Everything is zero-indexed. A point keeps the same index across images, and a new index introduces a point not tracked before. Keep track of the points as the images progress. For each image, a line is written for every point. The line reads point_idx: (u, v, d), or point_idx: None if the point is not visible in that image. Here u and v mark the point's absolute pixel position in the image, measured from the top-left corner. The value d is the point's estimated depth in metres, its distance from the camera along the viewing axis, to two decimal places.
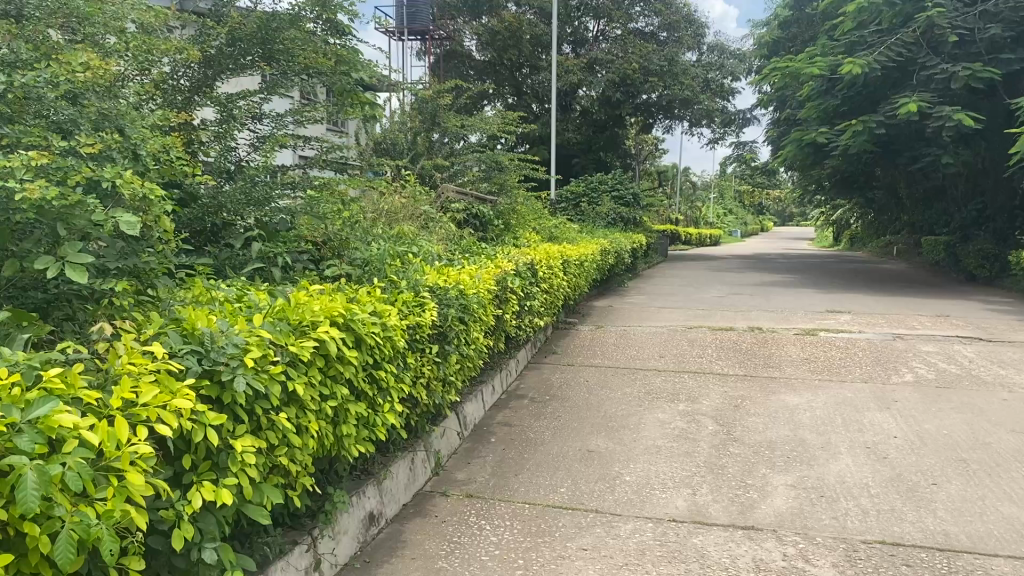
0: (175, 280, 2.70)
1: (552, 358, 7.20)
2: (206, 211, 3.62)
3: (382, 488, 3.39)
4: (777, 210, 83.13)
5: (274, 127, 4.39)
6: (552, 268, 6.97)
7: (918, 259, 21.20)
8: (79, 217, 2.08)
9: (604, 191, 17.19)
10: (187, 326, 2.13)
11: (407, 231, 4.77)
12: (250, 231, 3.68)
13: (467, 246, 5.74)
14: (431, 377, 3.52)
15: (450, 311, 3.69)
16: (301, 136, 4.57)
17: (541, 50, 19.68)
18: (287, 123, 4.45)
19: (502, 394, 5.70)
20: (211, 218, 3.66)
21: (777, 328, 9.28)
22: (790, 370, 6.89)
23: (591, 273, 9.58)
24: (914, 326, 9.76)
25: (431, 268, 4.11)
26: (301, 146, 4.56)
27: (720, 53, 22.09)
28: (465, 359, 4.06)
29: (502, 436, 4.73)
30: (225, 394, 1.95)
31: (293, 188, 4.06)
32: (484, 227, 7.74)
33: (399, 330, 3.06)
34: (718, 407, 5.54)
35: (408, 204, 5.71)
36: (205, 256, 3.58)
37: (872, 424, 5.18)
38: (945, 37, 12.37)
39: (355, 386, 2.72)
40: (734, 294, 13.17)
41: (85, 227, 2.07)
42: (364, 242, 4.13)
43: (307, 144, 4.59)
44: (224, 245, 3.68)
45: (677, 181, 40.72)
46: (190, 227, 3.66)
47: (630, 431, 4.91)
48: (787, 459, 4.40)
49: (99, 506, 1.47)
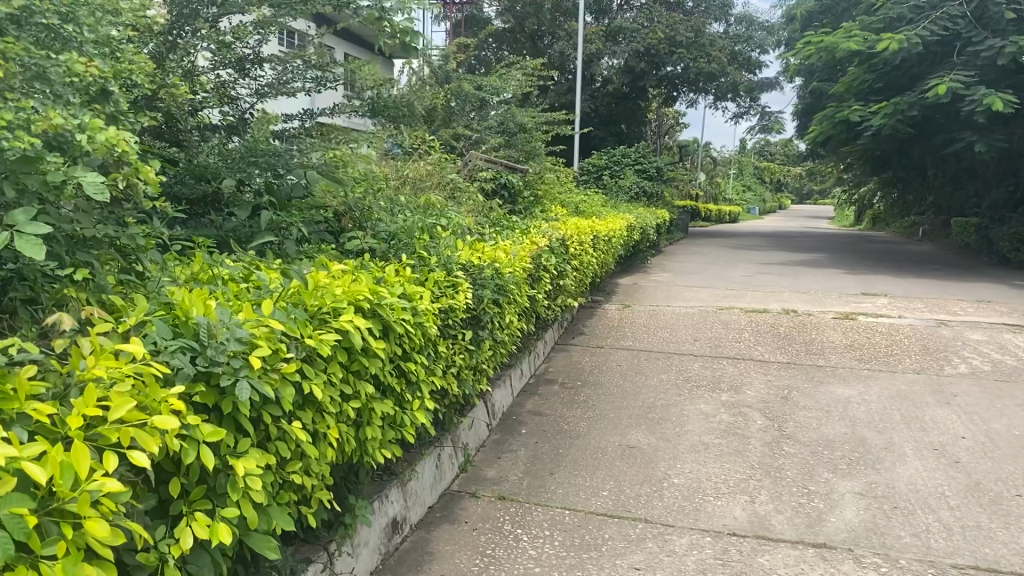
0: (170, 253, 2.29)
1: (580, 340, 6.78)
2: (197, 174, 3.20)
3: (407, 490, 3.00)
4: (796, 188, 82.20)
5: (277, 73, 3.90)
6: (582, 244, 6.54)
7: (946, 241, 20.65)
8: (32, 174, 1.67)
9: (626, 164, 16.72)
10: (180, 313, 1.70)
11: (436, 201, 4.33)
12: (260, 199, 3.24)
13: (497, 219, 5.32)
14: (462, 367, 3.11)
15: (485, 293, 3.28)
16: (316, 86, 4.09)
17: (563, 18, 19.09)
18: (295, 69, 3.95)
19: (530, 378, 5.31)
20: (208, 185, 3.23)
21: (813, 311, 8.83)
22: (835, 358, 6.45)
23: (618, 248, 9.13)
24: (956, 312, 9.30)
25: (462, 242, 3.69)
26: (313, 95, 4.10)
27: (749, 24, 21.37)
28: (498, 345, 3.65)
29: (534, 427, 4.33)
30: (224, 401, 1.56)
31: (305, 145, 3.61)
32: (513, 198, 7.29)
33: (431, 316, 2.65)
34: (765, 398, 5.12)
35: (436, 171, 5.25)
36: (206, 227, 3.18)
37: (935, 421, 4.76)
38: (1000, 13, 11.89)
39: (381, 380, 2.32)
40: (763, 274, 12.68)
41: (37, 188, 1.67)
42: (388, 211, 3.68)
43: (321, 93, 4.13)
44: (228, 214, 3.25)
45: (699, 156, 40.15)
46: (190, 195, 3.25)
47: (673, 424, 4.49)
48: (849, 462, 3.98)
49: (43, 572, 1.09)
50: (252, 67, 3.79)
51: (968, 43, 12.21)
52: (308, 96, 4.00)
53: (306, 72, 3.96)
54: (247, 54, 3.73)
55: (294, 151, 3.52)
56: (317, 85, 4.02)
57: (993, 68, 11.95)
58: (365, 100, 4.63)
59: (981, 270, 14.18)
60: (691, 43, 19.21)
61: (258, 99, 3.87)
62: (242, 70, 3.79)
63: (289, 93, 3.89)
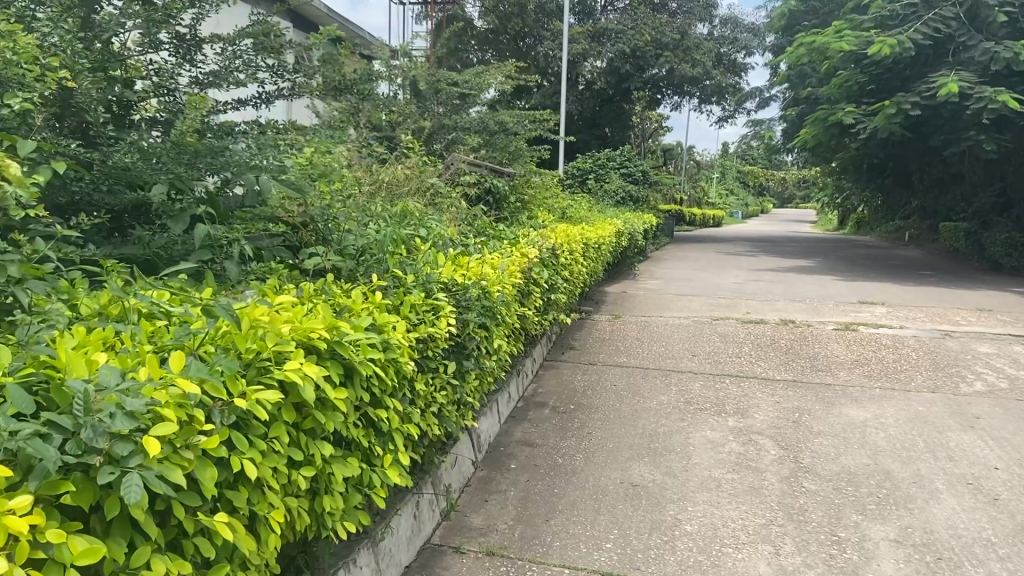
0: (72, 282, 1.81)
1: (570, 355, 6.32)
2: (112, 177, 2.51)
3: (379, 549, 2.53)
4: (778, 193, 82.23)
5: (222, 57, 3.34)
6: (573, 253, 6.11)
7: (932, 245, 20.43)
8: None
9: (611, 168, 16.33)
10: (52, 373, 1.23)
11: (414, 209, 3.87)
12: (197, 207, 2.58)
13: (481, 228, 4.85)
14: (444, 404, 2.66)
15: (471, 316, 2.84)
16: (269, 73, 3.55)
17: (546, 19, 18.59)
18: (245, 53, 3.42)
19: (518, 403, 4.85)
20: (133, 194, 2.55)
21: (811, 322, 8.41)
22: (842, 376, 6.03)
23: (607, 257, 8.66)
24: (958, 322, 8.92)
25: (443, 255, 3.24)
26: (265, 85, 3.58)
27: (733, 27, 20.98)
28: (485, 375, 3.18)
29: (524, 461, 3.86)
30: (109, 502, 1.11)
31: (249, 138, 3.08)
32: (498, 204, 6.89)
33: (406, 351, 2.19)
34: (775, 424, 4.69)
35: (413, 175, 4.81)
36: (132, 244, 2.53)
37: (961, 449, 4.35)
38: (990, 16, 11.66)
39: (344, 436, 1.86)
40: (754, 281, 12.28)
41: None
42: (362, 220, 3.21)
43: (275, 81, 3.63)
44: (161, 227, 2.59)
45: (682, 161, 39.86)
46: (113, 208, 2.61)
47: (678, 455, 4.05)
48: (877, 501, 3.56)
49: None
50: (192, 51, 3.21)
51: (962, 48, 11.90)
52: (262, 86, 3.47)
53: (256, 56, 3.41)
54: (191, 34, 3.16)
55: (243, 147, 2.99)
56: (271, 70, 3.48)
57: (990, 70, 11.65)
58: (323, 79, 4.14)
59: (975, 275, 13.86)
60: (676, 45, 18.86)
61: (198, 91, 3.23)
62: (181, 53, 3.19)
63: (238, 83, 3.31)
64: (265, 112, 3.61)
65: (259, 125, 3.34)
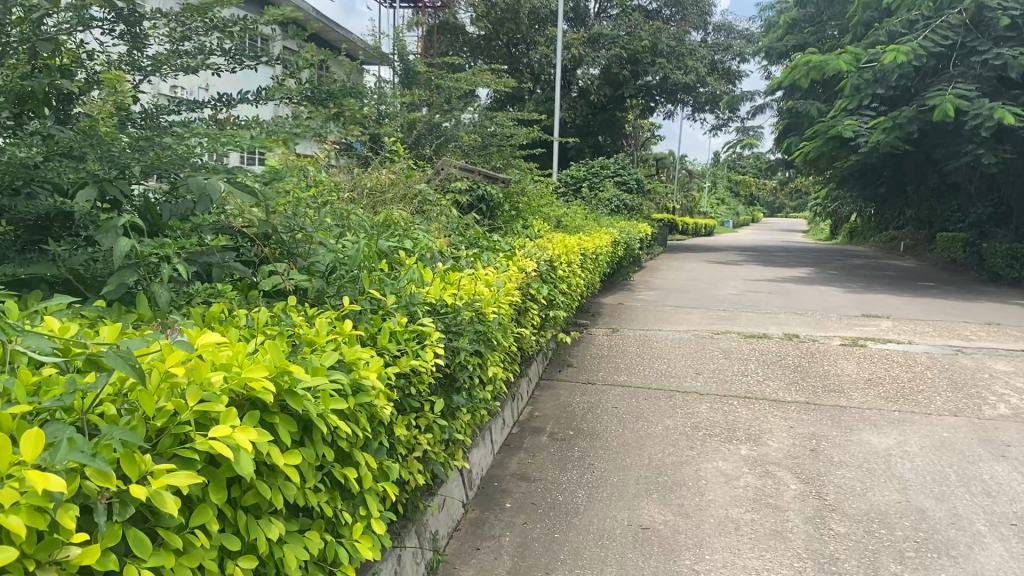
0: None
1: (568, 373, 5.93)
2: (20, 179, 2.11)
3: None
4: (769, 202, 82.24)
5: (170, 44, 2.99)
6: (571, 264, 5.73)
7: (928, 254, 20.15)
8: None
9: (606, 175, 15.93)
10: None
11: (398, 218, 3.48)
12: (124, 214, 2.19)
13: (473, 238, 4.44)
14: (429, 447, 2.27)
15: (461, 344, 2.44)
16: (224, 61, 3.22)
17: (540, 26, 18.21)
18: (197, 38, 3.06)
19: (514, 428, 4.48)
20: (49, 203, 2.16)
21: (817, 337, 8.02)
22: (857, 397, 5.63)
23: (603, 267, 8.29)
24: (968, 336, 8.56)
25: (431, 272, 2.84)
26: (221, 72, 3.25)
27: (728, 34, 20.63)
28: (477, 409, 2.77)
29: (519, 499, 3.47)
30: None
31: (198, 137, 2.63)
32: (491, 211, 6.52)
33: (382, 393, 1.80)
34: (792, 452, 4.31)
35: (400, 182, 4.43)
36: (45, 258, 2.15)
37: (998, 481, 3.97)
38: (995, 19, 11.09)
39: (298, 509, 1.46)
40: (753, 292, 11.91)
41: None
42: (338, 229, 2.80)
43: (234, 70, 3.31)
44: (84, 240, 2.21)
45: (674, 170, 39.60)
46: (25, 220, 2.21)
47: (690, 491, 3.66)
48: (915, 546, 3.18)
49: None
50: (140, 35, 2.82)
51: (969, 54, 11.52)
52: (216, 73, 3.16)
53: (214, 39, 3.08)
54: (128, 8, 2.70)
55: (193, 142, 2.57)
56: (228, 56, 3.16)
57: (994, 81, 11.28)
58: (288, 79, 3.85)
59: (976, 287, 13.56)
60: (671, 52, 18.52)
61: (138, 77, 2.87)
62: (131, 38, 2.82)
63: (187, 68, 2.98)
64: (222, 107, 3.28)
65: (215, 122, 2.97)
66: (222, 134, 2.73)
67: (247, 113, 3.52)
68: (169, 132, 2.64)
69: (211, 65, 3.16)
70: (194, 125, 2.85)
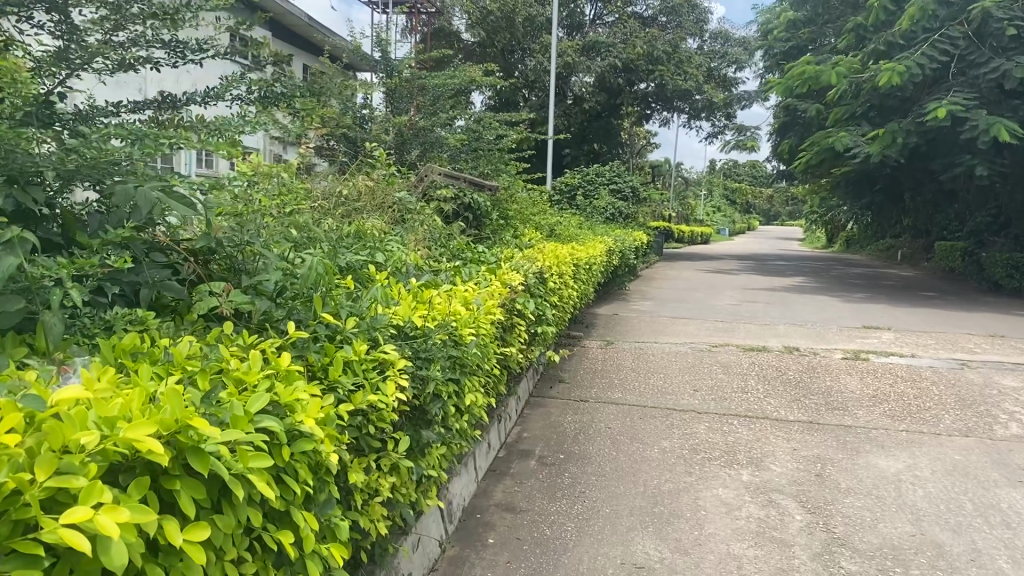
0: None
1: (560, 390, 5.66)
2: None
3: None
4: (766, 209, 82.10)
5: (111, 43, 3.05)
6: (562, 276, 5.47)
7: (926, 263, 19.93)
8: None
9: (600, 183, 15.69)
10: None
11: (371, 229, 3.21)
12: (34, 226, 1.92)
13: (456, 249, 4.19)
14: (395, 490, 2.00)
15: (433, 373, 2.17)
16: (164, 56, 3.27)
17: (535, 33, 17.96)
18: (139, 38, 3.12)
19: (500, 451, 4.23)
20: None
21: (818, 350, 7.76)
22: (862, 416, 5.36)
23: (598, 277, 8.03)
24: (972, 349, 8.30)
25: (401, 290, 2.57)
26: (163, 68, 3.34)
27: (724, 40, 20.37)
28: (455, 441, 2.50)
29: (503, 533, 3.20)
30: None
31: (129, 141, 2.40)
32: (478, 220, 6.26)
33: (329, 440, 1.54)
34: (797, 478, 4.04)
35: (378, 189, 4.17)
36: None
37: (1016, 512, 3.70)
38: (1001, 30, 10.69)
39: None
40: (750, 302, 11.67)
41: None
42: (298, 242, 2.54)
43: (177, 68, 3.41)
44: None
45: (671, 178, 39.32)
46: None
47: (688, 523, 3.40)
48: None
49: None
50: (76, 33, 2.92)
51: (970, 64, 11.27)
52: (159, 69, 3.23)
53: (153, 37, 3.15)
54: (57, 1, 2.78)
55: (127, 146, 2.32)
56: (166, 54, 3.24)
57: (995, 91, 11.01)
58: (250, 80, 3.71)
59: (975, 296, 13.35)
60: (668, 60, 18.26)
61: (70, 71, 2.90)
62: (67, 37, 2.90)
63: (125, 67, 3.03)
64: (161, 105, 3.32)
65: (157, 124, 2.74)
66: (160, 136, 2.49)
67: (196, 114, 3.38)
68: (101, 132, 2.39)
69: (150, 61, 3.20)
70: (138, 127, 2.62)
